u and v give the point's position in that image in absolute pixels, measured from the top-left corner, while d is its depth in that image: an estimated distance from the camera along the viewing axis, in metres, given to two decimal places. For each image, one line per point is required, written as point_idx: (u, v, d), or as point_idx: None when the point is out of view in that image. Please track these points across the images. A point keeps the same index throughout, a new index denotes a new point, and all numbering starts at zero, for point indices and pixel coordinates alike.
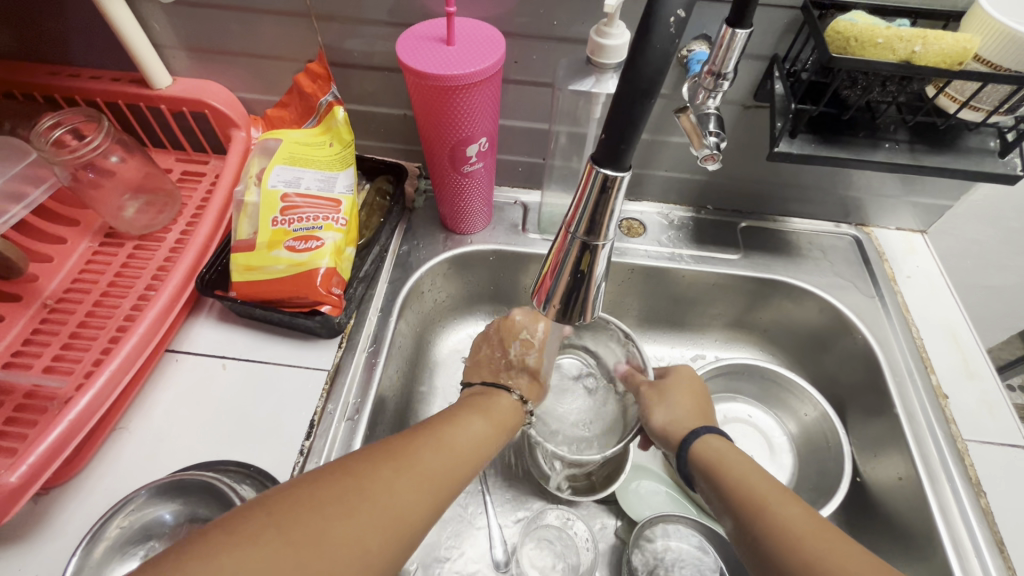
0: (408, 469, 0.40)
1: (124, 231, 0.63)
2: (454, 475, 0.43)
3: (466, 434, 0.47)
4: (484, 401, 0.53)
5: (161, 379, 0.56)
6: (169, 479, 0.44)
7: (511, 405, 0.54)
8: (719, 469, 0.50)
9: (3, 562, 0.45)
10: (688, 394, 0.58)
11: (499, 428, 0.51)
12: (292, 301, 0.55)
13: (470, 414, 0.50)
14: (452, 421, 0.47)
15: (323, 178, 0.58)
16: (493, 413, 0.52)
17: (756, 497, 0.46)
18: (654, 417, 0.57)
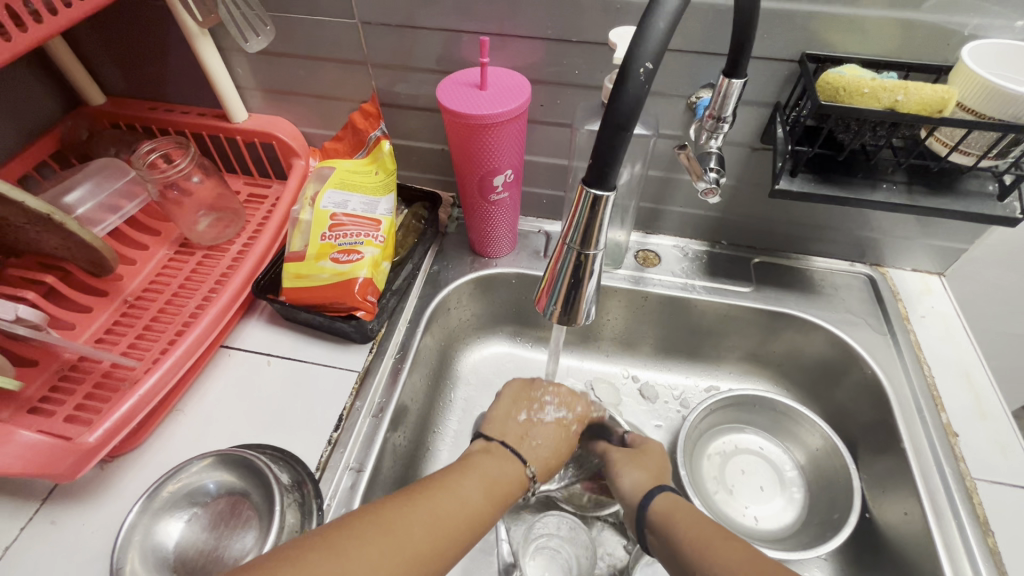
0: (393, 542, 0.41)
1: (196, 242, 0.72)
2: (438, 548, 0.43)
3: (456, 499, 0.47)
4: (484, 461, 0.53)
5: (216, 370, 0.63)
6: (216, 453, 0.51)
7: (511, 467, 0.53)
8: (672, 520, 0.50)
9: (72, 516, 0.52)
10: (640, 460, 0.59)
11: (496, 499, 0.50)
12: (332, 306, 0.62)
13: (468, 477, 0.50)
14: (448, 486, 0.48)
15: (367, 202, 0.66)
16: (490, 472, 0.52)
17: (698, 536, 0.47)
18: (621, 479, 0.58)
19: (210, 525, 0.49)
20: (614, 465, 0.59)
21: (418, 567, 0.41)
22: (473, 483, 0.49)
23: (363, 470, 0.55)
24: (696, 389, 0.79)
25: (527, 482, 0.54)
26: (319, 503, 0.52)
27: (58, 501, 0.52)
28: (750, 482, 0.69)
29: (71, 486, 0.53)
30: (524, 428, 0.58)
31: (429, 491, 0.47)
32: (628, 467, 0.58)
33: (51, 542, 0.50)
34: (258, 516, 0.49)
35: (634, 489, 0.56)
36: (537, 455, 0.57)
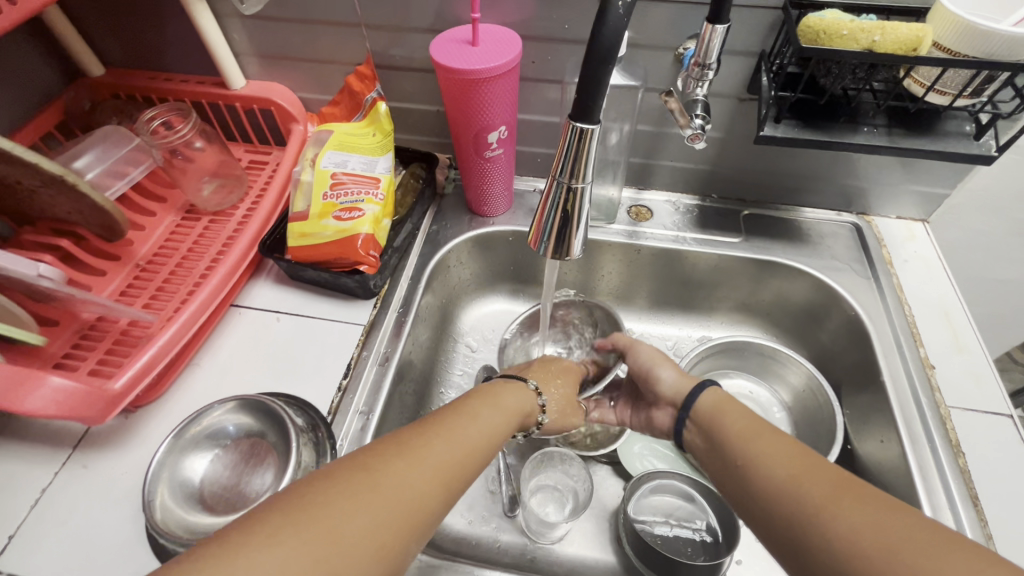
0: (424, 459, 0.42)
1: (202, 208, 0.75)
2: (465, 465, 0.45)
3: (474, 425, 0.49)
4: (493, 392, 0.56)
5: (228, 327, 0.66)
6: (239, 397, 0.54)
7: (524, 394, 0.58)
8: (717, 419, 0.53)
9: (102, 460, 0.55)
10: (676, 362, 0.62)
11: (505, 418, 0.54)
12: (336, 263, 0.65)
13: (482, 407, 0.52)
14: (464, 412, 0.51)
15: (366, 161, 0.68)
16: (505, 399, 0.56)
17: (744, 433, 0.49)
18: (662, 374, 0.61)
19: (232, 464, 0.53)
20: (650, 361, 0.63)
21: (447, 482, 0.43)
22: (485, 411, 0.52)
23: (372, 414, 0.59)
24: (688, 340, 0.82)
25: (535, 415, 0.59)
26: (331, 443, 0.55)
27: (87, 448, 0.56)
28: None
29: (100, 435, 0.57)
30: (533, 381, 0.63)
31: (441, 421, 0.48)
32: (665, 363, 0.62)
33: (83, 484, 0.54)
34: (274, 456, 0.53)
35: (676, 388, 0.59)
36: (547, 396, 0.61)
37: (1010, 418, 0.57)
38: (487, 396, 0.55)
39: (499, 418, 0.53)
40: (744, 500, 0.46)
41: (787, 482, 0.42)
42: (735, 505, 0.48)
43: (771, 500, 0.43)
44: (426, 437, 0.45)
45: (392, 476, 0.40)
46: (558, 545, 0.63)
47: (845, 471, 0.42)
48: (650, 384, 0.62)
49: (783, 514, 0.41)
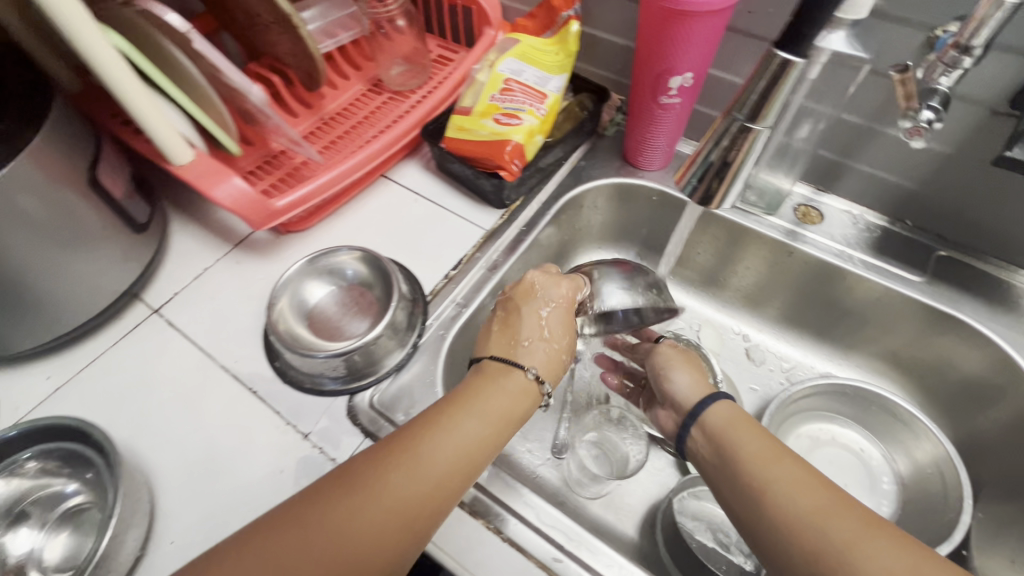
0: (372, 502, 0.40)
1: (386, 85, 0.82)
2: (430, 497, 0.42)
3: (451, 444, 0.44)
4: (482, 388, 0.49)
5: (374, 193, 0.73)
6: (363, 250, 0.59)
7: (516, 387, 0.50)
8: (729, 439, 0.46)
9: (250, 263, 0.66)
10: (689, 363, 0.58)
11: (494, 426, 0.47)
12: (481, 162, 0.66)
13: (466, 412, 0.46)
14: (441, 424, 0.45)
15: (540, 76, 0.68)
16: (489, 403, 0.48)
17: (765, 454, 0.44)
18: (670, 380, 0.56)
19: (341, 304, 0.59)
20: (665, 364, 0.58)
21: (408, 520, 0.40)
22: (466, 423, 0.46)
23: (467, 308, 0.62)
24: (809, 369, 0.73)
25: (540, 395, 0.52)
26: (423, 319, 0.60)
27: (244, 251, 0.67)
28: (835, 475, 0.65)
29: (255, 244, 0.67)
30: (536, 330, 0.54)
31: (408, 441, 0.44)
32: (677, 368, 0.57)
33: (234, 275, 0.65)
34: (374, 314, 0.59)
35: (689, 393, 0.55)
36: (544, 362, 0.53)
37: None
38: (466, 399, 0.48)
39: (484, 428, 0.46)
40: (756, 527, 0.41)
41: (815, 521, 0.39)
42: (744, 531, 0.43)
43: (775, 523, 0.40)
44: (377, 467, 0.42)
45: (327, 522, 0.39)
46: (591, 503, 0.62)
47: (866, 508, 0.40)
48: (660, 384, 0.58)
49: (807, 551, 0.38)
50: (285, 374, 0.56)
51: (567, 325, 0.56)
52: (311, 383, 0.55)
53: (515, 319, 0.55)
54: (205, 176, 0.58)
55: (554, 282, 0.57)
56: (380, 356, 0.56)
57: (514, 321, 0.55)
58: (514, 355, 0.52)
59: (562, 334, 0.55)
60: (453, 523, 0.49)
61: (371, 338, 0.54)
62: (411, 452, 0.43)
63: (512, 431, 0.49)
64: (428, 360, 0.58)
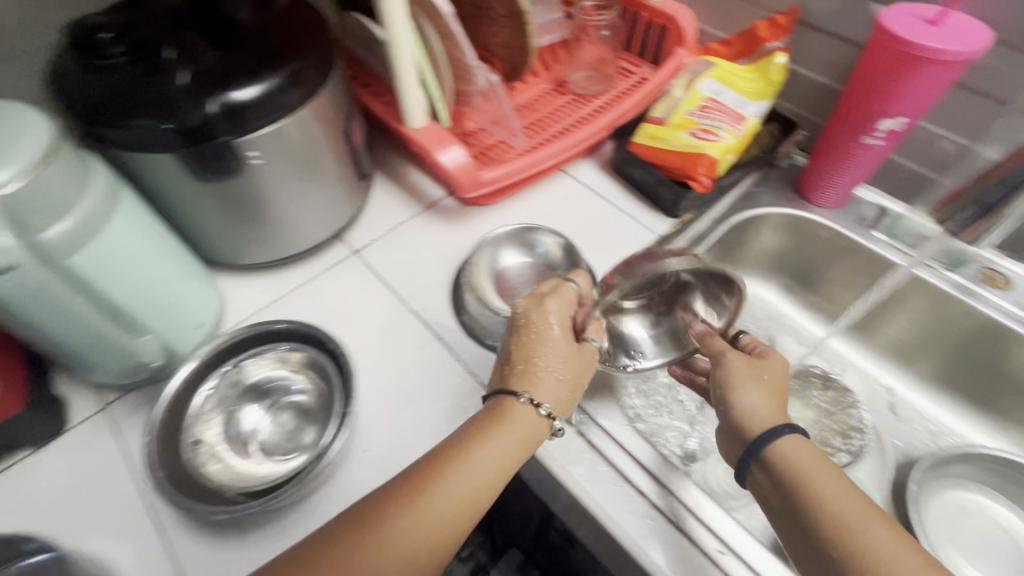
0: (401, 539, 0.42)
1: (571, 87, 0.87)
2: (454, 528, 0.44)
3: (471, 476, 0.45)
4: (500, 418, 0.48)
5: (552, 183, 0.78)
6: (565, 237, 0.65)
7: (527, 416, 0.48)
8: (803, 486, 0.43)
9: (439, 227, 0.72)
10: (758, 376, 0.50)
11: (512, 460, 0.47)
12: (670, 170, 0.70)
13: (484, 446, 0.46)
14: (462, 456, 0.45)
15: (738, 100, 0.71)
16: (507, 437, 0.47)
17: (853, 517, 0.40)
18: (732, 400, 0.49)
19: (526, 278, 0.64)
20: (729, 380, 0.50)
21: (432, 551, 0.43)
22: (485, 455, 0.46)
23: None
24: (957, 436, 0.72)
25: (550, 431, 0.50)
26: None
27: (433, 216, 0.73)
28: (984, 548, 0.63)
29: (445, 210, 0.74)
30: (524, 358, 0.51)
31: (432, 473, 0.44)
32: (743, 388, 0.49)
33: (425, 235, 0.71)
34: (553, 294, 0.62)
35: (759, 414, 0.48)
36: (555, 396, 0.50)
37: None
38: (487, 431, 0.47)
39: (491, 468, 0.46)
40: None
41: None
42: None
43: None
44: (385, 508, 0.43)
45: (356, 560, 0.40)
46: None
47: None
48: (720, 401, 0.50)
49: None
50: (468, 329, 0.62)
51: (573, 368, 0.51)
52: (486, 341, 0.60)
53: (523, 347, 0.51)
54: (433, 141, 0.65)
55: (536, 305, 0.53)
56: None
57: (522, 345, 0.51)
58: (526, 384, 0.49)
59: (557, 354, 0.51)
60: (620, 496, 0.51)
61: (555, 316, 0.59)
62: (438, 485, 0.44)
63: (529, 455, 0.49)
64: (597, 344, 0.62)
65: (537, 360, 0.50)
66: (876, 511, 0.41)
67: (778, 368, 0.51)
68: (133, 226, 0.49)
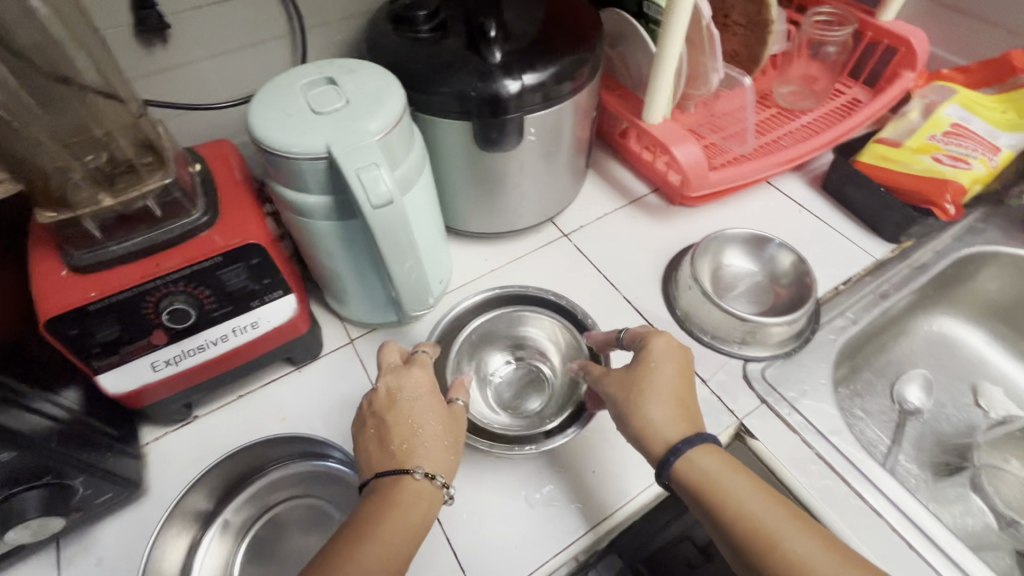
0: None
1: (776, 100, 0.85)
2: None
3: (377, 530, 0.40)
4: (387, 493, 0.42)
5: (758, 193, 0.77)
6: (800, 259, 0.64)
7: (417, 487, 0.43)
8: (725, 507, 0.42)
9: (646, 222, 0.74)
10: (680, 397, 0.48)
11: (414, 513, 0.42)
12: (906, 194, 0.67)
13: (383, 507, 0.41)
14: (352, 524, 0.40)
15: (988, 129, 0.68)
16: (391, 508, 0.42)
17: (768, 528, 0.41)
18: (640, 415, 0.47)
19: (751, 288, 0.66)
20: (632, 398, 0.48)
21: None
22: (381, 523, 0.41)
23: (855, 324, 0.64)
24: None
25: (437, 491, 0.44)
26: (816, 321, 0.63)
27: (639, 211, 0.76)
28: None
29: (651, 206, 0.76)
30: (404, 433, 0.45)
31: (337, 547, 0.39)
32: (655, 398, 0.47)
33: (632, 227, 0.74)
34: (776, 307, 0.64)
35: (668, 426, 0.46)
36: (664, 423, 0.46)
37: None
38: (369, 516, 0.41)
39: (405, 518, 0.41)
40: None
41: None
42: None
43: None
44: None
45: None
46: None
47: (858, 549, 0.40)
48: (636, 436, 0.47)
49: None
50: (685, 322, 0.63)
51: (681, 408, 0.47)
52: (699, 335, 0.62)
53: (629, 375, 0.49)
54: (671, 136, 0.67)
55: (405, 372, 0.49)
56: (780, 339, 0.61)
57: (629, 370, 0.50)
58: (639, 397, 0.48)
59: (431, 423, 0.46)
60: (849, 508, 0.51)
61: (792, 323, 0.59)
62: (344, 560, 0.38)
63: (430, 507, 0.43)
64: (816, 358, 0.61)
65: (650, 379, 0.48)
66: (798, 516, 0.41)
67: (683, 355, 0.50)
68: (425, 199, 0.53)
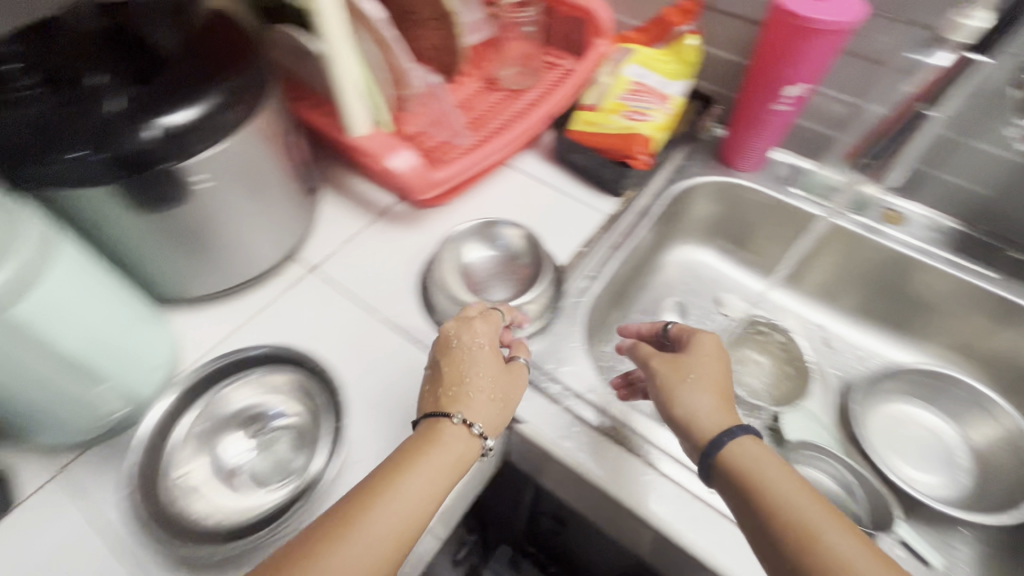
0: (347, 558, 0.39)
1: (501, 84, 0.88)
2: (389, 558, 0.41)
3: (422, 482, 0.44)
4: (436, 429, 0.47)
5: (499, 177, 0.80)
6: (528, 232, 0.67)
7: (456, 432, 0.47)
8: (755, 485, 0.45)
9: (395, 233, 0.72)
10: (508, 372, 0.53)
11: (449, 472, 0.46)
12: (609, 153, 0.74)
13: (431, 450, 0.46)
14: (408, 458, 0.45)
15: (661, 81, 0.76)
16: (441, 452, 0.46)
17: (791, 500, 0.43)
18: (463, 406, 0.48)
19: (496, 270, 0.66)
20: (463, 388, 0.49)
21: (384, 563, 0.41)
22: (437, 457, 0.46)
23: (597, 281, 0.69)
24: (884, 357, 0.81)
25: (478, 445, 0.48)
26: (562, 290, 0.67)
27: (386, 223, 0.73)
28: (913, 449, 0.72)
29: (398, 216, 0.74)
30: (454, 378, 0.50)
31: (381, 485, 0.43)
32: (472, 398, 0.49)
33: (382, 243, 0.71)
34: (523, 282, 0.65)
35: (489, 416, 0.49)
36: (489, 418, 0.49)
37: None
38: (421, 449, 0.46)
39: (438, 473, 0.45)
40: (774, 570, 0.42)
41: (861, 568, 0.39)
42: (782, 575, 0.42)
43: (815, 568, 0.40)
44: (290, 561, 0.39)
45: None
46: None
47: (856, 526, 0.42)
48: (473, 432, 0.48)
49: None
50: (445, 327, 0.62)
51: (719, 389, 0.52)
52: None
53: (440, 378, 0.51)
54: (383, 146, 0.66)
55: (467, 326, 0.53)
56: (531, 316, 0.63)
57: (441, 365, 0.51)
58: (465, 397, 0.49)
59: (485, 371, 0.51)
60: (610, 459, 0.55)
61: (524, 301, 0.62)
62: (391, 491, 0.43)
63: (465, 470, 0.48)
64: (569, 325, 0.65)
65: (472, 366, 0.50)
66: (844, 518, 0.42)
67: (496, 319, 0.56)
68: (80, 258, 0.45)
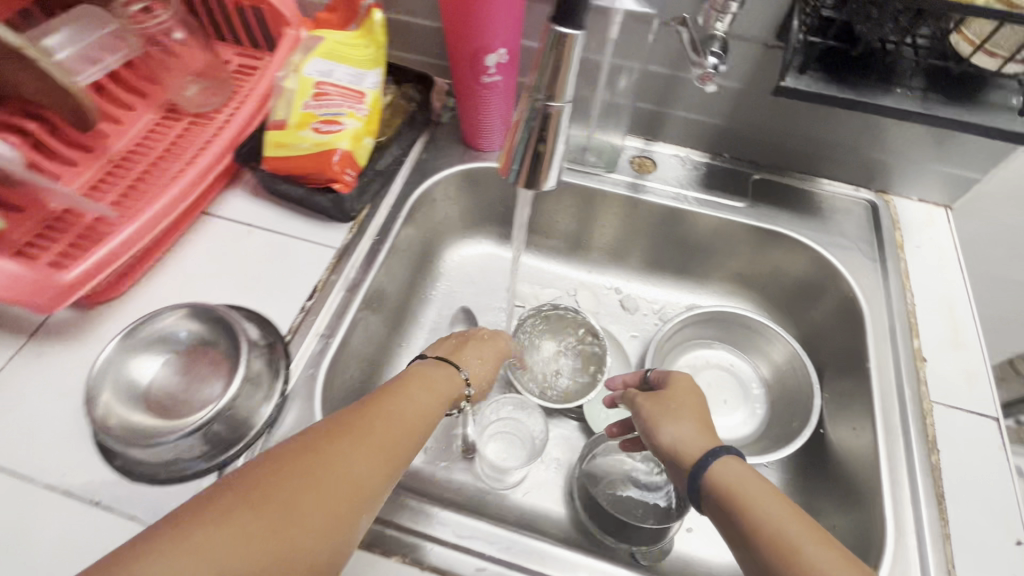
0: (324, 492, 0.40)
1: (184, 108, 0.71)
2: (376, 471, 0.43)
3: (400, 416, 0.47)
4: (431, 373, 0.53)
5: (197, 234, 0.64)
6: (189, 305, 0.53)
7: (455, 380, 0.55)
8: (738, 498, 0.43)
9: (57, 352, 0.55)
10: (495, 356, 0.61)
11: (434, 408, 0.50)
12: (310, 179, 0.62)
13: (415, 387, 0.50)
14: (384, 403, 0.47)
15: (354, 74, 0.63)
16: (433, 385, 0.52)
17: (791, 520, 0.41)
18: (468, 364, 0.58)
19: (182, 370, 0.52)
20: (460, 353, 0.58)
21: (356, 501, 0.41)
22: (421, 393, 0.50)
23: (333, 338, 0.58)
24: (676, 304, 0.79)
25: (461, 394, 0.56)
26: (287, 362, 0.55)
27: (42, 341, 0.55)
28: (715, 394, 0.71)
29: (58, 326, 0.56)
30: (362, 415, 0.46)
31: (361, 413, 0.45)
32: (473, 356, 0.59)
33: (37, 371, 0.54)
34: (225, 365, 0.52)
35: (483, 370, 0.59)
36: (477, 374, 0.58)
37: (996, 422, 0.53)
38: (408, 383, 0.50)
39: (413, 413, 0.48)
40: None
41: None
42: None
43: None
44: (259, 482, 0.39)
45: (259, 517, 0.37)
46: (511, 492, 0.63)
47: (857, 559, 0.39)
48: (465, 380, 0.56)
49: None
50: (131, 471, 0.48)
51: (699, 417, 0.52)
52: (141, 470, 0.48)
53: (458, 345, 0.60)
54: None
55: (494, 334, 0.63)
56: (247, 413, 0.51)
57: (459, 344, 0.60)
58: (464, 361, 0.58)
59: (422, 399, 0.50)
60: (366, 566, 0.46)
61: (231, 398, 0.49)
62: (373, 414, 0.46)
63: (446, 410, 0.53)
64: (304, 404, 0.54)
65: (480, 351, 0.60)
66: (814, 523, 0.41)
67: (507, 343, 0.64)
68: None
